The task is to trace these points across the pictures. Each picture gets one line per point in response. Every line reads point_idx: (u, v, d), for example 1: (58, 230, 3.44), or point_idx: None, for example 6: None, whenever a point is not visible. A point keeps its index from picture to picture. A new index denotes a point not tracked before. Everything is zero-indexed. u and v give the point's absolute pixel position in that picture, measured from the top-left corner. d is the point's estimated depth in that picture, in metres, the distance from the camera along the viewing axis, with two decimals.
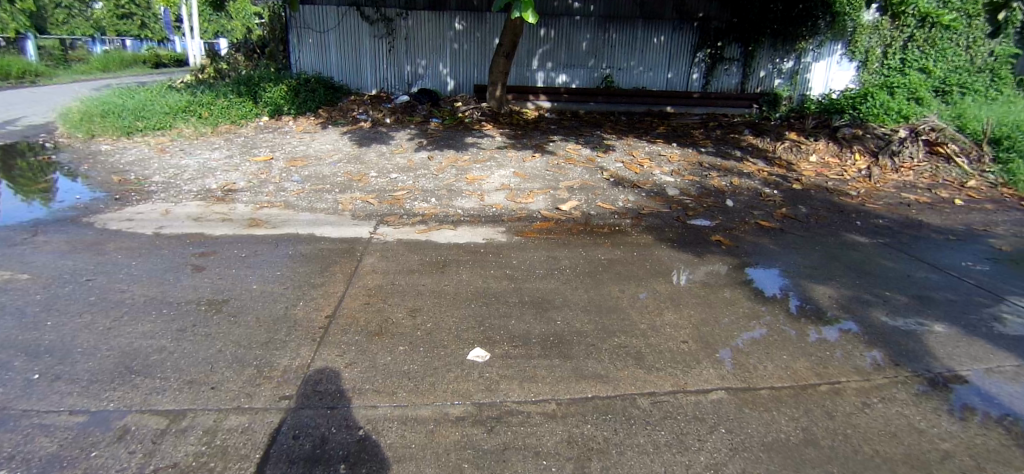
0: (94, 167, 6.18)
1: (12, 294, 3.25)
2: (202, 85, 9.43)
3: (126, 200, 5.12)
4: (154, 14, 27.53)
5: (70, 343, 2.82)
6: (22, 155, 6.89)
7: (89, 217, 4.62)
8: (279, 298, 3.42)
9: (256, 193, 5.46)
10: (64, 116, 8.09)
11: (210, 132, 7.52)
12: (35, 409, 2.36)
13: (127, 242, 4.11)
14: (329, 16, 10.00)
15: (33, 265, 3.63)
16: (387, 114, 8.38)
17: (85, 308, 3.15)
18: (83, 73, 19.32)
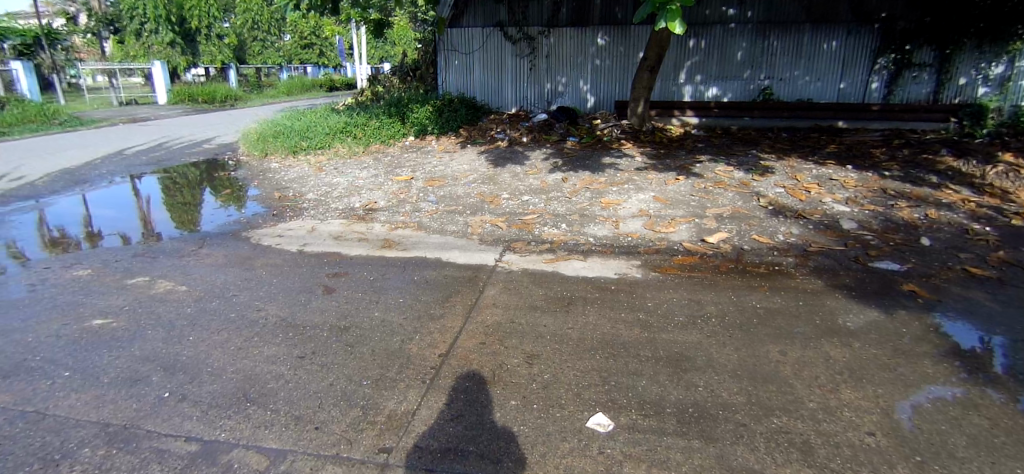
0: (263, 183, 6.93)
1: (170, 306, 3.57)
2: (359, 107, 10.24)
3: (281, 215, 5.59)
4: (329, 44, 31.19)
5: (204, 361, 2.94)
6: (214, 169, 8.01)
7: (248, 231, 5.06)
8: (397, 330, 3.30)
9: (392, 212, 5.61)
10: (246, 136, 9.32)
11: (361, 151, 8.08)
12: (158, 431, 2.43)
13: (272, 259, 4.39)
14: (474, 38, 10.31)
15: (194, 278, 4.00)
16: (525, 133, 8.30)
17: (224, 325, 3.32)
18: (271, 97, 22.88)
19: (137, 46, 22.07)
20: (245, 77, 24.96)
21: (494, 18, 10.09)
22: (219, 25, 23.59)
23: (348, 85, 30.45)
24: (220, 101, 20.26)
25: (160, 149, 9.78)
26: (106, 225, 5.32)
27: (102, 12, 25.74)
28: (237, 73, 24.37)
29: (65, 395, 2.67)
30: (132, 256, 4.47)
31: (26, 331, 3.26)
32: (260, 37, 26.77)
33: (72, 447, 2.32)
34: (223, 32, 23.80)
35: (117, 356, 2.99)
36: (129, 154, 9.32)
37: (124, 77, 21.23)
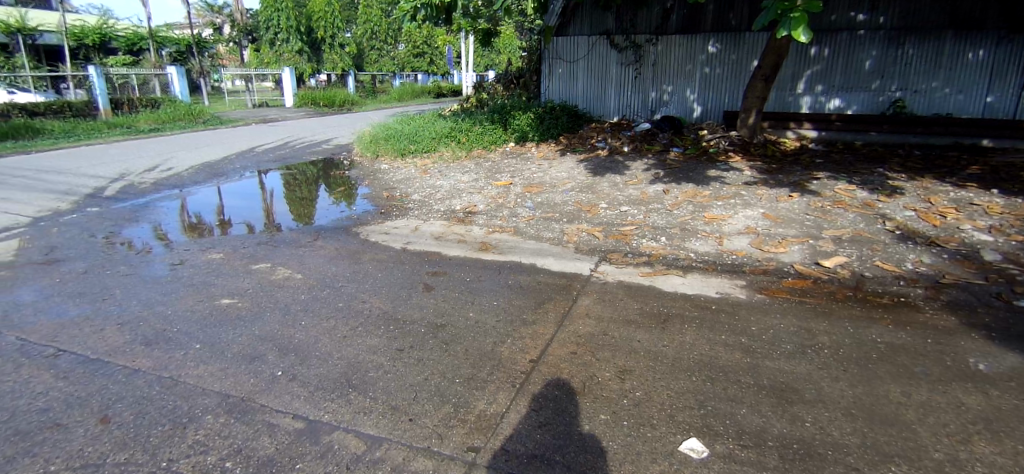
0: (373, 182, 7.41)
1: (286, 291, 3.90)
2: (464, 113, 10.65)
3: (388, 213, 5.93)
4: (439, 53, 32.61)
5: (314, 345, 3.18)
6: (330, 168, 8.68)
7: (358, 227, 5.42)
8: (490, 331, 3.36)
9: (491, 216, 5.74)
10: (360, 138, 10.03)
11: (464, 156, 8.38)
12: (269, 406, 2.66)
13: (378, 254, 4.66)
14: (579, 46, 10.39)
15: (309, 267, 4.35)
16: (626, 142, 8.16)
17: (332, 313, 3.57)
18: (384, 102, 24.46)
19: (271, 54, 24.95)
20: (361, 83, 26.76)
21: (602, 27, 10.11)
22: (342, 35, 25.79)
23: (456, 92, 31.61)
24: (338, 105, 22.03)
25: (285, 148, 10.78)
26: (236, 214, 5.95)
27: (246, 25, 29.01)
28: (355, 79, 26.16)
29: (196, 365, 3.00)
30: (257, 243, 4.95)
31: (169, 304, 3.71)
32: (377, 45, 28.95)
33: (198, 413, 2.62)
34: (345, 42, 25.96)
35: (240, 333, 3.32)
36: (260, 151, 10.37)
37: (259, 82, 23.72)
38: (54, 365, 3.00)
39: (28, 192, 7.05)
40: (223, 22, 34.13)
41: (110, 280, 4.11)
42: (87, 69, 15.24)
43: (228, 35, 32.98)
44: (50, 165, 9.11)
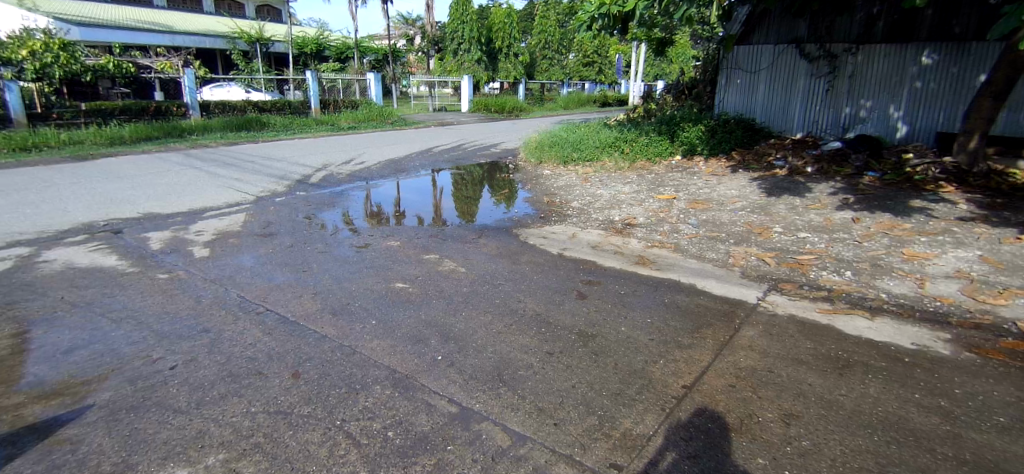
0: (536, 187, 7.69)
1: (450, 282, 4.19)
2: (631, 123, 10.59)
3: (548, 218, 6.09)
4: (609, 62, 32.40)
5: (472, 336, 3.36)
6: (495, 170, 9.19)
7: (518, 229, 5.65)
8: (642, 349, 3.26)
9: (651, 230, 5.62)
10: (526, 144, 10.54)
11: (626, 167, 8.32)
12: (428, 387, 2.87)
13: (535, 257, 4.81)
14: (764, 55, 9.92)
15: (472, 262, 4.63)
16: (810, 162, 7.37)
17: (489, 307, 3.76)
18: (550, 111, 25.34)
19: (453, 62, 27.48)
20: (530, 91, 27.74)
21: (791, 34, 9.47)
22: (518, 45, 27.40)
23: (621, 102, 31.19)
24: (508, 111, 23.46)
25: (457, 150, 11.65)
26: (411, 207, 6.56)
27: (433, 37, 32.01)
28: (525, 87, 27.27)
29: (370, 338, 3.35)
30: (428, 235, 5.40)
31: (352, 281, 4.21)
32: (547, 56, 29.97)
33: (368, 383, 2.91)
34: (520, 52, 27.61)
35: (409, 316, 3.64)
36: (435, 151, 11.33)
37: (440, 88, 25.91)
38: (263, 321, 3.58)
39: (256, 174, 8.53)
40: (416, 33, 38.06)
41: (309, 255, 4.78)
42: (306, 74, 17.93)
43: (418, 46, 36.70)
44: (273, 154, 10.94)
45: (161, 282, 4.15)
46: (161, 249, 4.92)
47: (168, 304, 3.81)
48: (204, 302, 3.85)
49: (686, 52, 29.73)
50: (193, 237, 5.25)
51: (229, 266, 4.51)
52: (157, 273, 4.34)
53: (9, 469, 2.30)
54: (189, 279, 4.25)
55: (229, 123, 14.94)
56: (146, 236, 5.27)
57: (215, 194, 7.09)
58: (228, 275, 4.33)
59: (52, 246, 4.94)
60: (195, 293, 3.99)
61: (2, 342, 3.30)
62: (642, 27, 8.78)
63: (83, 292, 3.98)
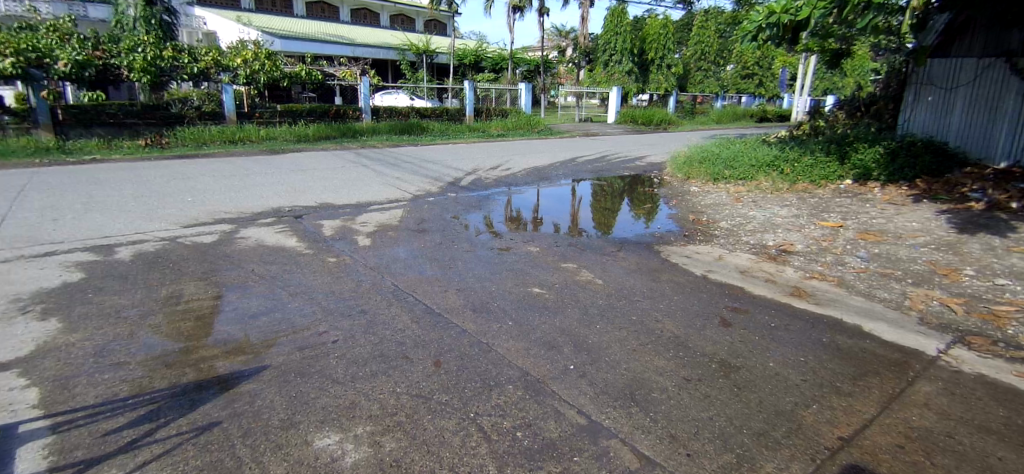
0: (682, 204, 7.47)
1: (586, 293, 4.22)
2: (793, 141, 9.79)
3: (693, 237, 5.87)
4: (771, 75, 29.96)
5: (605, 351, 3.35)
6: (638, 184, 9.04)
7: (660, 246, 5.51)
8: (792, 389, 2.99)
9: (810, 259, 5.16)
10: (675, 159, 10.25)
11: (785, 189, 7.73)
12: (559, 394, 2.90)
13: (677, 277, 4.66)
14: (964, 70, 8.58)
15: (610, 275, 4.61)
16: (1020, 197, 6.17)
17: (625, 324, 3.72)
18: (702, 125, 24.73)
19: (603, 73, 27.23)
20: (681, 104, 26.76)
21: (1003, 46, 8.10)
22: (671, 56, 26.59)
23: (781, 117, 28.69)
24: (654, 124, 23.02)
25: (601, 161, 11.65)
26: (551, 214, 6.71)
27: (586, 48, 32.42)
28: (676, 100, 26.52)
29: (506, 339, 3.48)
30: (567, 244, 5.48)
31: (494, 281, 4.42)
32: (704, 66, 28.31)
33: (502, 381, 3.02)
34: (673, 63, 26.67)
35: (544, 322, 3.72)
36: (579, 162, 11.45)
37: (587, 99, 26.28)
38: (411, 309, 3.90)
39: (413, 174, 9.32)
40: (569, 46, 38.92)
41: (457, 253, 5.11)
42: (465, 84, 18.97)
43: (568, 57, 37.50)
44: (429, 156, 11.86)
45: (331, 265, 4.70)
46: (332, 235, 5.58)
47: (334, 284, 4.30)
48: (363, 286, 4.28)
49: (865, 65, 26.44)
50: (358, 227, 5.88)
51: (386, 256, 4.97)
52: (328, 256, 4.93)
53: (202, 410, 2.76)
54: (352, 264, 4.76)
55: (394, 127, 16.44)
56: (321, 223, 6.00)
57: (376, 190, 7.85)
58: (385, 264, 4.78)
59: (249, 225, 5.83)
60: (357, 277, 4.45)
61: (208, 302, 3.96)
62: (811, 36, 8.13)
63: (269, 267, 4.65)
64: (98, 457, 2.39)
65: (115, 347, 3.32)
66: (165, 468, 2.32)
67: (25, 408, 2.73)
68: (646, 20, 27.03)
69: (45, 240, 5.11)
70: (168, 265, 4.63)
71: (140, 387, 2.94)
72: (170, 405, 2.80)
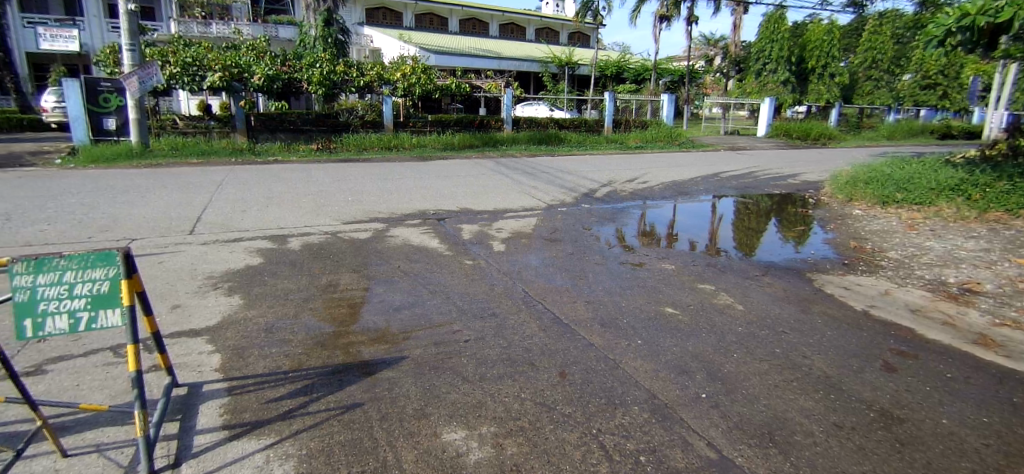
0: (840, 228, 6.73)
1: (723, 318, 3.95)
2: (986, 163, 8.34)
3: (852, 266, 5.25)
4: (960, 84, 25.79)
5: (741, 382, 3.10)
6: (789, 204, 8.32)
7: (812, 273, 5.01)
8: (976, 455, 2.50)
9: (1004, 303, 4.33)
10: (834, 178, 9.29)
11: (973, 217, 6.60)
12: (687, 422, 2.73)
13: (831, 310, 4.19)
14: None
15: (752, 302, 4.28)
16: None
17: (767, 356, 3.41)
18: (868, 140, 22.41)
19: (755, 84, 25.64)
20: (845, 117, 24.56)
21: None
22: (835, 64, 23.83)
23: (970, 134, 24.77)
24: (813, 138, 21.45)
25: (746, 178, 10.92)
26: (687, 231, 6.42)
27: (735, 56, 30.93)
28: (839, 112, 24.29)
29: (634, 358, 3.37)
30: (705, 264, 5.20)
31: (624, 297, 4.32)
32: (875, 76, 25.26)
33: (628, 401, 2.92)
34: (837, 72, 23.84)
35: (676, 344, 3.55)
36: (722, 177, 10.85)
37: (735, 111, 24.92)
38: (541, 317, 3.94)
39: (548, 184, 9.50)
40: (717, 55, 37.22)
41: (587, 265, 5.09)
42: (605, 95, 19.16)
43: (717, 67, 35.88)
44: (565, 167, 12.01)
45: (467, 267, 4.94)
46: (470, 238, 5.87)
47: (469, 286, 4.51)
48: (495, 290, 4.42)
49: None
50: (493, 233, 6.11)
51: (518, 263, 5.09)
52: (465, 259, 5.17)
53: (347, 391, 3.02)
54: (487, 268, 4.96)
55: (533, 136, 17.09)
56: (460, 227, 6.34)
57: (513, 198, 8.10)
58: (517, 270, 4.90)
59: (398, 225, 6.34)
60: (490, 281, 4.61)
61: (358, 292, 4.36)
62: (1022, 40, 6.91)
63: (412, 265, 5.00)
64: (262, 421, 2.72)
65: (282, 325, 3.77)
66: (313, 439, 2.57)
67: (210, 369, 3.20)
68: (807, 25, 24.59)
69: (237, 228, 6.00)
70: (329, 256, 5.18)
71: (298, 363, 3.30)
72: (322, 382, 3.10)
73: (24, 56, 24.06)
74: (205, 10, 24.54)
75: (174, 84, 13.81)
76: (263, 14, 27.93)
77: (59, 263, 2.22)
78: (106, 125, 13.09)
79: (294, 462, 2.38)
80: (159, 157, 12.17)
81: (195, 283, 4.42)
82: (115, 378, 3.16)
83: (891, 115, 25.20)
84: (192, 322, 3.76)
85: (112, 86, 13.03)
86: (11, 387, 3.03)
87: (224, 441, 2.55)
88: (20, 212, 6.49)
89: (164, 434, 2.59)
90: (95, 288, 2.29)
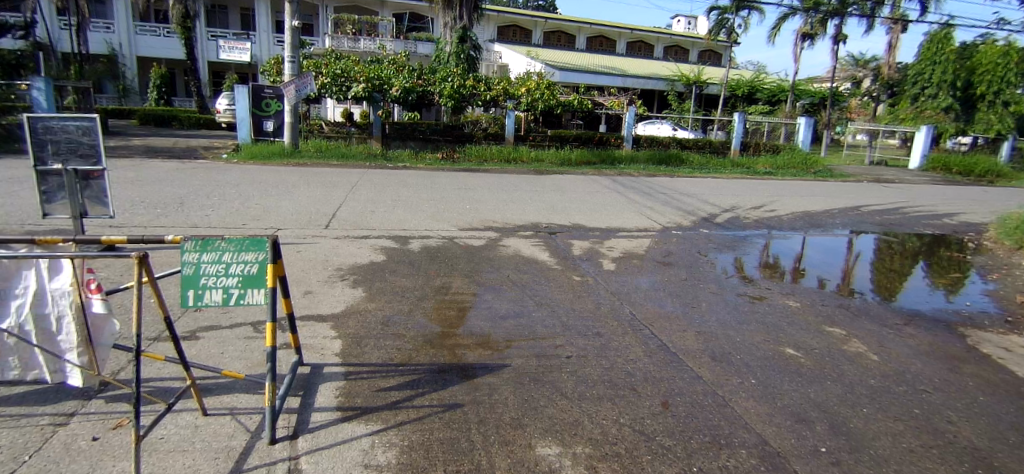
0: (1009, 280, 5.80)
1: (854, 368, 3.57)
2: None
3: (1022, 326, 4.49)
4: None
5: (870, 440, 2.77)
6: (942, 247, 7.34)
7: (969, 329, 4.36)
8: None
9: None
10: (1004, 220, 8.03)
11: None
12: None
13: (989, 373, 3.62)
14: None
15: (889, 353, 3.83)
16: None
17: (904, 416, 3.02)
18: None
19: (910, 109, 22.89)
20: (1020, 151, 21.65)
21: None
22: (1012, 90, 20.53)
23: None
24: (975, 174, 19.09)
25: (895, 214, 9.80)
26: (817, 267, 5.90)
27: (887, 79, 27.93)
28: (1012, 146, 21.27)
29: (746, 397, 3.16)
30: (836, 305, 4.74)
31: (738, 331, 4.07)
32: None
33: (735, 443, 2.72)
34: (1013, 99, 20.57)
35: (795, 389, 3.26)
36: (865, 211, 9.82)
37: (883, 138, 22.52)
38: (647, 342, 3.83)
39: (666, 205, 9.22)
40: (866, 76, 33.90)
41: (701, 293, 4.86)
42: (734, 117, 18.16)
43: (865, 90, 32.61)
44: (685, 189, 11.60)
45: (575, 283, 4.94)
46: (580, 254, 5.86)
47: (574, 302, 4.50)
48: (602, 309, 4.37)
49: None
50: (604, 251, 6.04)
51: (628, 284, 4.99)
52: (573, 275, 5.18)
53: (449, 390, 3.13)
54: (595, 285, 4.92)
55: (653, 156, 16.77)
56: (571, 242, 6.36)
57: (626, 217, 7.97)
58: (626, 291, 4.81)
59: (511, 235, 6.50)
60: (597, 299, 4.57)
61: (468, 296, 4.53)
62: None
63: (521, 275, 5.10)
64: (371, 408, 2.90)
65: (396, 320, 4.01)
66: (415, 432, 2.69)
67: (331, 353, 3.48)
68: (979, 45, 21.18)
69: (366, 226, 6.51)
70: (444, 259, 5.44)
71: (407, 358, 3.49)
72: (428, 379, 3.25)
73: (206, 65, 28.20)
74: (355, 27, 27.05)
75: (324, 93, 15.32)
76: (403, 30, 30.24)
77: (220, 244, 2.56)
78: (264, 128, 14.84)
79: (396, 451, 2.52)
80: (305, 158, 13.55)
81: (326, 273, 4.85)
82: (252, 351, 3.55)
83: None
84: (320, 308, 4.13)
85: (273, 93, 14.72)
86: (172, 348, 3.53)
87: (337, 421, 2.76)
88: (196, 198, 7.55)
89: (287, 407, 2.86)
90: (246, 269, 2.60)
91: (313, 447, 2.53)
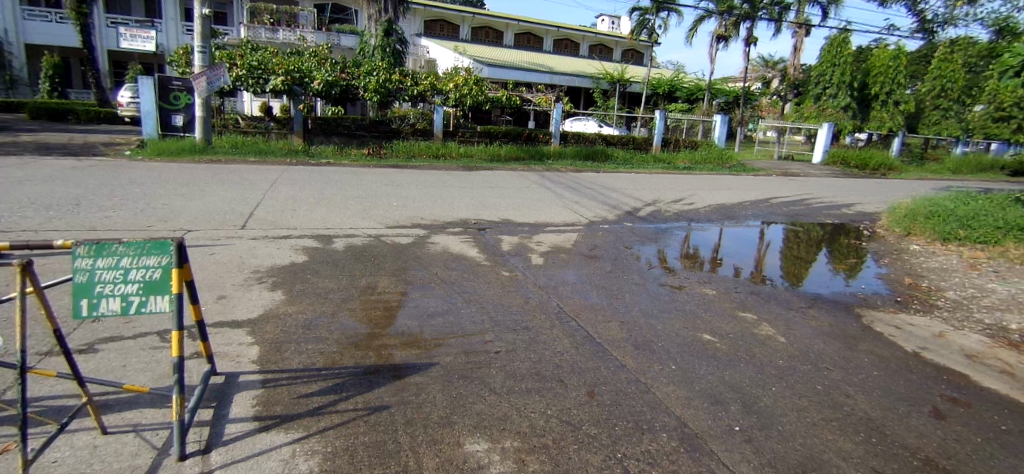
0: (896, 263, 6.41)
1: (764, 350, 3.81)
2: None
3: (906, 304, 4.98)
4: None
5: (779, 417, 2.97)
6: (841, 234, 8.00)
7: (862, 309, 4.77)
8: None
9: None
10: (892, 209, 8.87)
11: None
12: (718, 454, 2.61)
13: (879, 348, 3.97)
14: None
15: (794, 334, 4.12)
16: None
17: (808, 392, 3.26)
18: (931, 172, 21.31)
19: (814, 108, 24.66)
20: (907, 146, 23.78)
21: None
22: (902, 91, 22.69)
23: None
24: (870, 169, 20.78)
25: (798, 205, 10.57)
26: (732, 256, 6.26)
27: (796, 79, 30.00)
28: (902, 142, 23.46)
29: (667, 382, 3.30)
30: (747, 291, 5.04)
31: (660, 320, 4.23)
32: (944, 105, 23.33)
33: (656, 427, 2.83)
34: (903, 99, 22.72)
35: (712, 373, 3.44)
36: (773, 203, 10.52)
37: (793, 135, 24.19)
38: (573, 334, 3.91)
39: (592, 200, 9.46)
40: (774, 76, 36.36)
41: (626, 284, 5.02)
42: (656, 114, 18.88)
43: (776, 90, 34.93)
44: (609, 184, 11.94)
45: (504, 279, 4.97)
46: (509, 250, 5.89)
47: (504, 297, 4.53)
48: (530, 304, 4.42)
49: None
50: (533, 246, 6.11)
51: (555, 278, 5.07)
52: (502, 270, 5.20)
53: (375, 392, 3.06)
54: (523, 280, 4.96)
55: (579, 152, 17.13)
56: (500, 238, 6.38)
57: (554, 212, 8.10)
58: (554, 285, 4.88)
59: (439, 232, 6.43)
60: (525, 294, 4.62)
61: (395, 295, 4.45)
62: None
63: (450, 272, 5.06)
64: (292, 415, 2.79)
65: (319, 323, 3.88)
66: (339, 438, 2.61)
67: (248, 361, 3.31)
68: (873, 49, 23.18)
69: (285, 225, 6.24)
70: (370, 258, 5.31)
71: (331, 361, 3.39)
72: (353, 382, 3.16)
73: (106, 54, 26.11)
74: (271, 18, 25.94)
75: (240, 86, 14.53)
76: (324, 22, 29.30)
77: (118, 249, 2.36)
78: (173, 122, 13.90)
79: (319, 459, 2.43)
80: (220, 154, 12.80)
81: (242, 276, 4.61)
82: (159, 362, 3.32)
83: (958, 147, 23.85)
84: (234, 314, 3.91)
85: (182, 85, 13.80)
86: (65, 364, 3.23)
87: (255, 432, 2.63)
88: (89, 199, 6.93)
89: (199, 420, 2.69)
90: (148, 275, 2.42)
91: (228, 460, 2.40)
